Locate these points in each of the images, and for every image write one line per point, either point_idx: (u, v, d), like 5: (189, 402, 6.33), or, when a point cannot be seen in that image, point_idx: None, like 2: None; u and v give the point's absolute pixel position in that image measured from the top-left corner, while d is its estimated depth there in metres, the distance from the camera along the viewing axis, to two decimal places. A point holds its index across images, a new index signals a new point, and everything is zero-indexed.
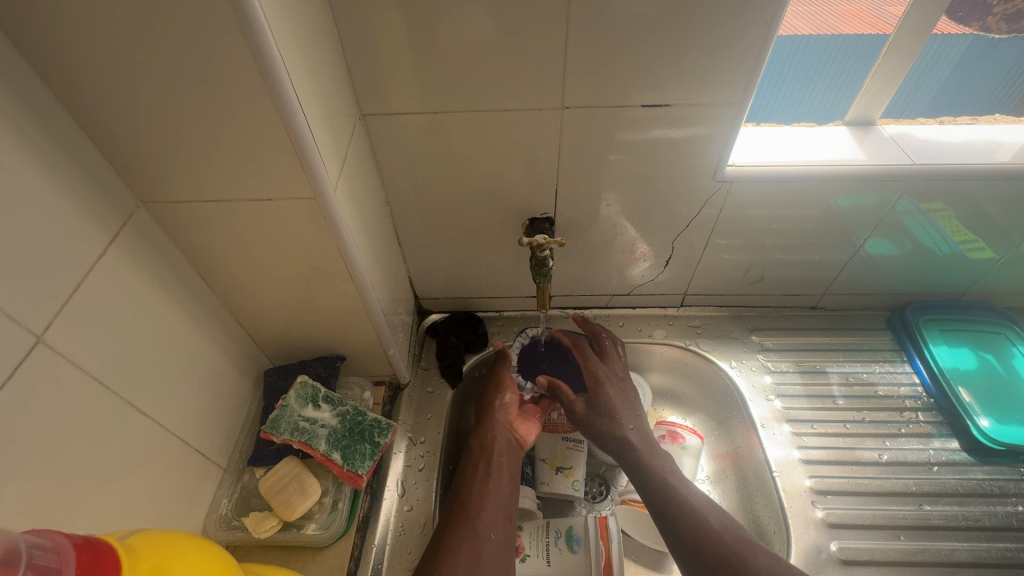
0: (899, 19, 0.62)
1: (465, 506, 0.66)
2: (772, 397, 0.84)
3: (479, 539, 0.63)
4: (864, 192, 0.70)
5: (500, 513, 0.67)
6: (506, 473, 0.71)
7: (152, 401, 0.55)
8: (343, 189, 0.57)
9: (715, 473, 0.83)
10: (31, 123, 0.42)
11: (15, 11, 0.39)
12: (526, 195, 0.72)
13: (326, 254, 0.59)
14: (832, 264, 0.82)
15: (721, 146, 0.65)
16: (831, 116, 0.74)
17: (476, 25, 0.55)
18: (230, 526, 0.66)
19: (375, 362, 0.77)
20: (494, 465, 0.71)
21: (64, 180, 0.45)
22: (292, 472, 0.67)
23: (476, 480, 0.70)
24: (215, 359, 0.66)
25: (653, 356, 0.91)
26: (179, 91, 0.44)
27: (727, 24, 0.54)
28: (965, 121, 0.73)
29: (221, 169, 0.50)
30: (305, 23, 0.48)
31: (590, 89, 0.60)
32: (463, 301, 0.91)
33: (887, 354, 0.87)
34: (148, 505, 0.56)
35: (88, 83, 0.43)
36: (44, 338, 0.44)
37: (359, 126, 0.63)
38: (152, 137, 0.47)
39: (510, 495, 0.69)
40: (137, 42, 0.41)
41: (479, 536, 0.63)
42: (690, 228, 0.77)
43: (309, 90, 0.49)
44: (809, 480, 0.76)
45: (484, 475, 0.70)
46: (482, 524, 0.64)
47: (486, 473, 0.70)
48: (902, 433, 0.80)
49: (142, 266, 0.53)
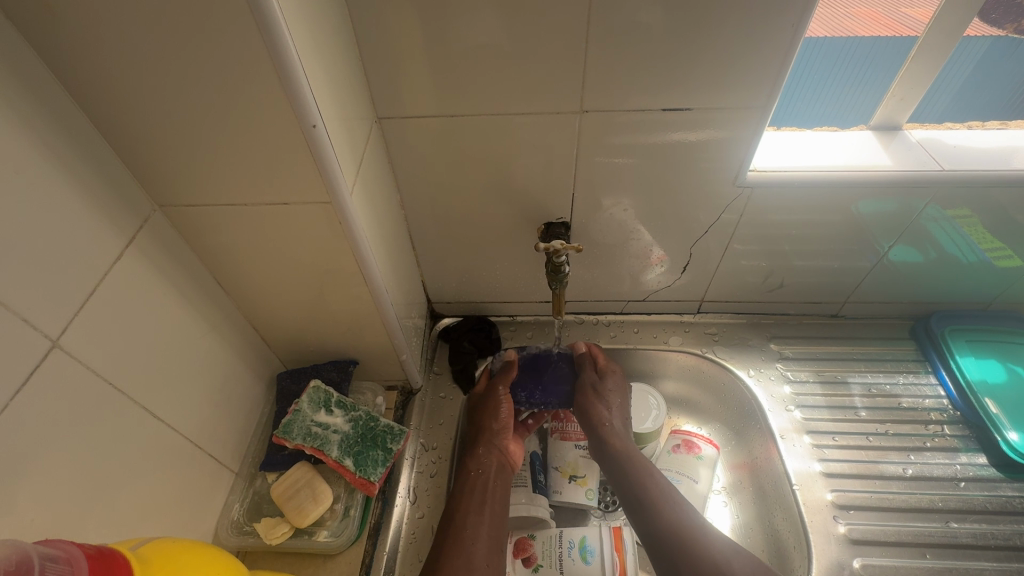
0: (926, 24, 0.60)
1: (460, 533, 0.64)
2: (791, 407, 0.82)
3: (474, 571, 0.61)
4: (890, 199, 0.68)
5: (493, 543, 0.65)
6: (500, 499, 0.69)
7: (166, 406, 0.55)
8: (359, 193, 0.57)
9: (732, 484, 0.82)
10: (49, 127, 0.42)
11: (35, 15, 0.38)
12: (543, 200, 0.71)
13: (341, 259, 0.58)
14: (854, 272, 0.81)
15: (741, 151, 0.64)
16: (856, 120, 0.72)
17: (494, 27, 0.54)
18: (241, 531, 0.65)
19: (388, 367, 0.76)
20: (488, 491, 0.69)
21: (81, 184, 0.45)
22: (304, 478, 0.67)
23: (471, 504, 0.67)
24: (228, 362, 0.65)
25: (669, 363, 0.89)
26: (197, 95, 0.44)
27: (751, 26, 0.53)
28: (995, 125, 0.71)
29: (238, 173, 0.50)
30: (323, 26, 0.48)
31: (609, 92, 0.59)
32: (476, 306, 0.90)
33: (910, 364, 0.85)
34: (160, 510, 0.55)
35: (105, 86, 0.43)
36: (60, 342, 0.44)
37: (375, 129, 0.63)
38: (169, 141, 0.47)
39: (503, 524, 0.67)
40: (156, 46, 0.40)
41: (475, 565, 0.61)
42: (708, 234, 0.75)
43: (327, 93, 0.49)
44: (831, 494, 0.74)
45: (480, 500, 0.68)
46: (477, 556, 0.62)
47: (482, 499, 0.68)
48: (927, 447, 0.78)
49: (157, 270, 0.53)
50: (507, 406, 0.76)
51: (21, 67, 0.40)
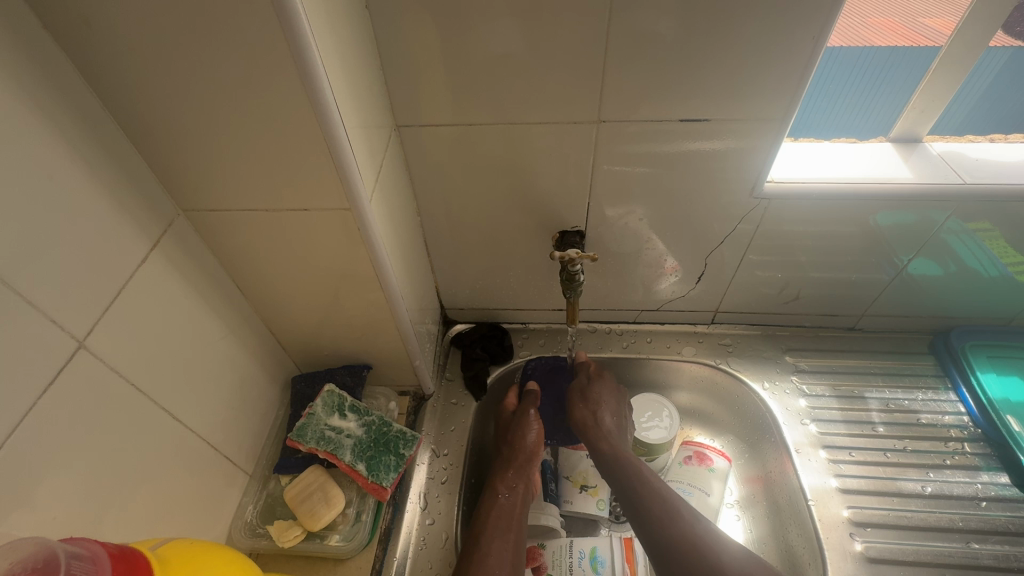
0: (949, 36, 0.60)
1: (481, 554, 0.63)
2: (807, 421, 0.80)
3: None
4: (910, 210, 0.67)
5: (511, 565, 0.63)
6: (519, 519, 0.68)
7: (184, 407, 0.56)
8: (377, 200, 0.58)
9: (745, 499, 0.81)
10: (81, 133, 0.43)
11: (71, 25, 0.40)
12: (559, 208, 0.71)
13: (359, 263, 0.59)
14: (873, 285, 0.80)
15: (759, 161, 0.64)
16: (874, 133, 0.71)
17: (515, 36, 0.55)
18: (255, 533, 0.65)
19: (401, 372, 0.77)
20: (512, 512, 0.68)
21: (110, 189, 0.46)
22: (317, 481, 0.67)
23: (497, 525, 0.66)
24: (244, 365, 0.66)
25: (682, 373, 0.89)
26: (225, 103, 0.45)
27: (770, 41, 0.53)
28: (1017, 138, 0.70)
29: (259, 179, 0.51)
30: (346, 36, 0.49)
31: (626, 102, 0.59)
32: (489, 313, 0.90)
33: (929, 379, 0.84)
34: (176, 511, 0.56)
35: (136, 93, 0.44)
36: (85, 343, 0.44)
37: (394, 137, 0.64)
38: (195, 147, 0.48)
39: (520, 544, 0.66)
40: (186, 55, 0.41)
41: None
42: (724, 244, 0.75)
43: (348, 102, 0.49)
44: (847, 510, 0.73)
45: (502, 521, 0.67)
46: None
47: (503, 518, 0.67)
48: (947, 464, 0.76)
49: (180, 273, 0.54)
50: (535, 428, 0.77)
51: (56, 74, 0.41)
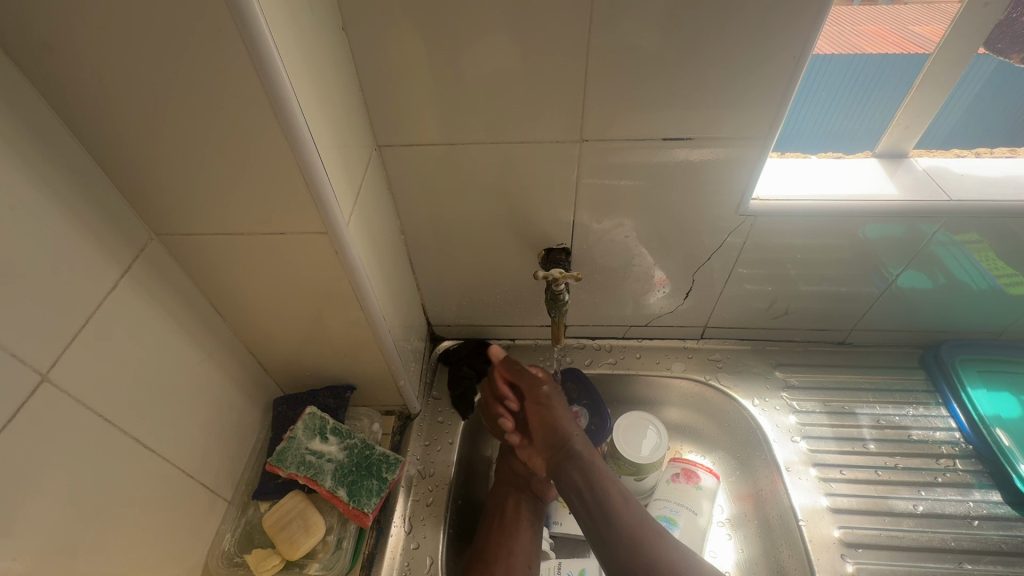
0: (937, 44, 0.59)
1: (484, 558, 0.67)
2: (797, 437, 0.79)
3: None
4: (898, 226, 0.67)
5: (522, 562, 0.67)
6: (526, 520, 0.71)
7: (158, 436, 0.54)
8: (357, 221, 0.57)
9: (736, 517, 0.80)
10: (47, 158, 0.42)
11: (34, 51, 0.39)
12: (544, 227, 0.71)
13: (338, 286, 0.58)
14: (862, 299, 0.79)
15: (744, 178, 0.63)
16: (861, 146, 0.71)
17: (495, 54, 0.54)
18: (232, 563, 0.64)
19: (386, 392, 0.76)
20: (510, 514, 0.71)
21: (78, 217, 0.45)
22: (297, 508, 0.66)
23: (494, 528, 0.70)
24: (223, 388, 0.65)
25: (672, 390, 0.88)
26: (196, 127, 0.44)
27: (751, 60, 0.53)
28: (1002, 153, 0.70)
29: (233, 204, 0.50)
30: (321, 59, 0.49)
31: (607, 120, 0.59)
32: (477, 329, 0.89)
33: (920, 395, 0.83)
34: (149, 543, 0.55)
35: (103, 117, 0.43)
36: (50, 376, 0.43)
37: (375, 157, 0.63)
38: (167, 172, 0.47)
39: (531, 543, 0.69)
40: (154, 81, 0.41)
41: None
42: (711, 259, 0.74)
43: (325, 124, 0.49)
44: (838, 530, 0.72)
45: (501, 524, 0.70)
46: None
47: (503, 522, 0.70)
48: (938, 482, 0.75)
49: (153, 299, 0.53)
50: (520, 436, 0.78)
51: (21, 103, 0.40)
